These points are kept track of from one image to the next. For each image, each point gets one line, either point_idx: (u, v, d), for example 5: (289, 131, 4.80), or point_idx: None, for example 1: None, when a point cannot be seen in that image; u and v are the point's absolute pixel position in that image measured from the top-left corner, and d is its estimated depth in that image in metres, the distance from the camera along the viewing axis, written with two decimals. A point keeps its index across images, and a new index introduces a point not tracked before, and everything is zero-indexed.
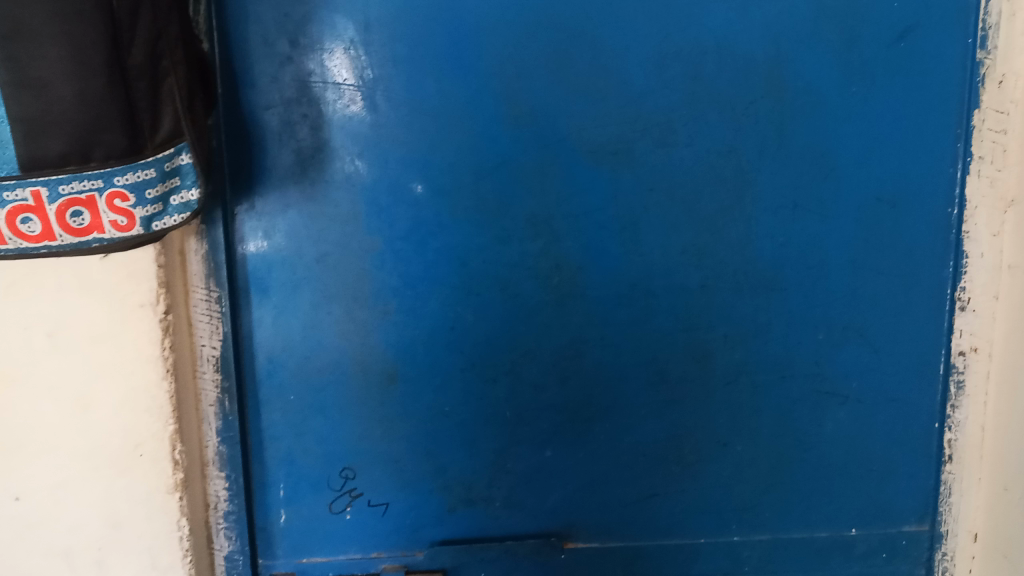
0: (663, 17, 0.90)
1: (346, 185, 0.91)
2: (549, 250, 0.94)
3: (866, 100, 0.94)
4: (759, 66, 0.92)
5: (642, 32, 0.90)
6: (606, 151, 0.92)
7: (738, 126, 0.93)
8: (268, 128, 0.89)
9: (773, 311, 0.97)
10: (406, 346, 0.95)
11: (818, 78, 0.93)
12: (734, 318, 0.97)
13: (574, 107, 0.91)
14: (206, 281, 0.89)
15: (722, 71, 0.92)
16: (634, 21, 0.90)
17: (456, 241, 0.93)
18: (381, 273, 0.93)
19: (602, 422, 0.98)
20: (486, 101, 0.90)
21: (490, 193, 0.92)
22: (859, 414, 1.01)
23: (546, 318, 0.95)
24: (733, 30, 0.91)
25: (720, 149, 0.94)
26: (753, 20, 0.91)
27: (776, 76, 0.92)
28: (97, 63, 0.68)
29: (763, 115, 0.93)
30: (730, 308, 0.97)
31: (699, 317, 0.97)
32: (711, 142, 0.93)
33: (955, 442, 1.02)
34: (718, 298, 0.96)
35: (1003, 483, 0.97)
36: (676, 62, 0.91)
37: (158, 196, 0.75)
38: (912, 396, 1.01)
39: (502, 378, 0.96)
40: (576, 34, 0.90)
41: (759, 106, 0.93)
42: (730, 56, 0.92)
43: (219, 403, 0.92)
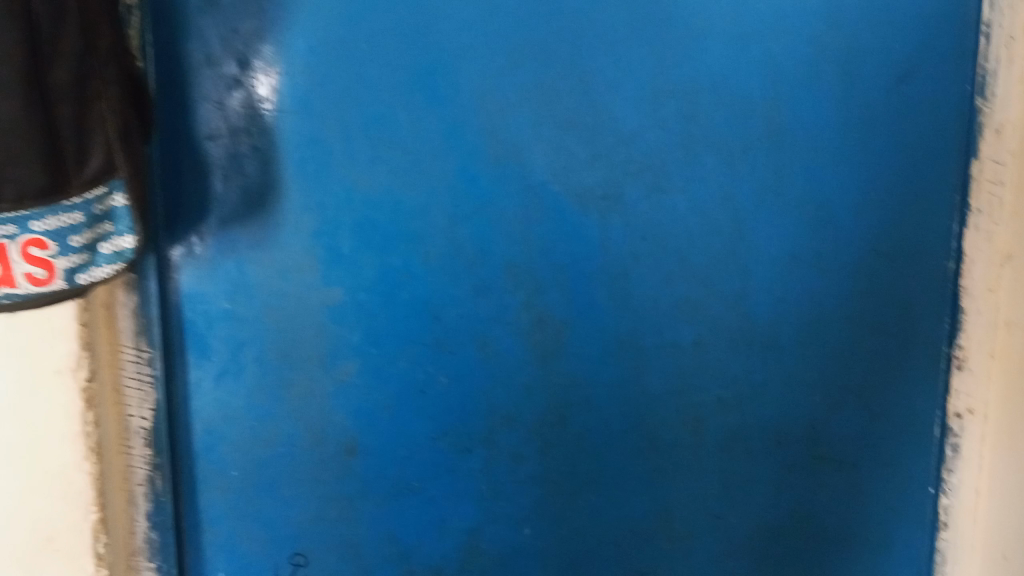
0: (659, 50, 0.82)
1: (302, 229, 0.80)
2: (531, 304, 0.84)
3: (868, 146, 0.88)
4: (758, 106, 0.85)
5: (635, 65, 0.82)
6: (596, 195, 0.83)
7: (736, 171, 0.86)
8: (211, 161, 0.78)
9: (769, 370, 0.90)
10: (369, 414, 0.83)
11: (819, 122, 0.86)
12: (729, 378, 0.89)
13: (561, 146, 0.82)
14: (135, 339, 0.77)
15: (718, 111, 0.84)
16: (625, 54, 0.81)
17: (429, 293, 0.82)
18: (342, 329, 0.81)
19: (587, 495, 0.88)
20: (466, 137, 0.80)
21: (467, 241, 0.82)
22: (855, 480, 0.94)
23: (528, 379, 0.85)
24: (730, 67, 0.83)
25: (716, 196, 0.86)
26: (751, 57, 0.83)
27: (774, 117, 0.85)
28: (15, 83, 0.56)
29: (760, 160, 0.86)
30: (724, 367, 0.89)
31: (692, 378, 0.88)
32: (706, 188, 0.86)
33: (950, 508, 0.96)
34: (711, 358, 0.88)
35: (1003, 551, 0.90)
36: (671, 100, 0.83)
37: (86, 243, 0.63)
38: (908, 460, 0.95)
39: (477, 448, 0.85)
40: (563, 66, 0.80)
41: (756, 149, 0.86)
42: (728, 95, 0.84)
43: (151, 483, 0.79)
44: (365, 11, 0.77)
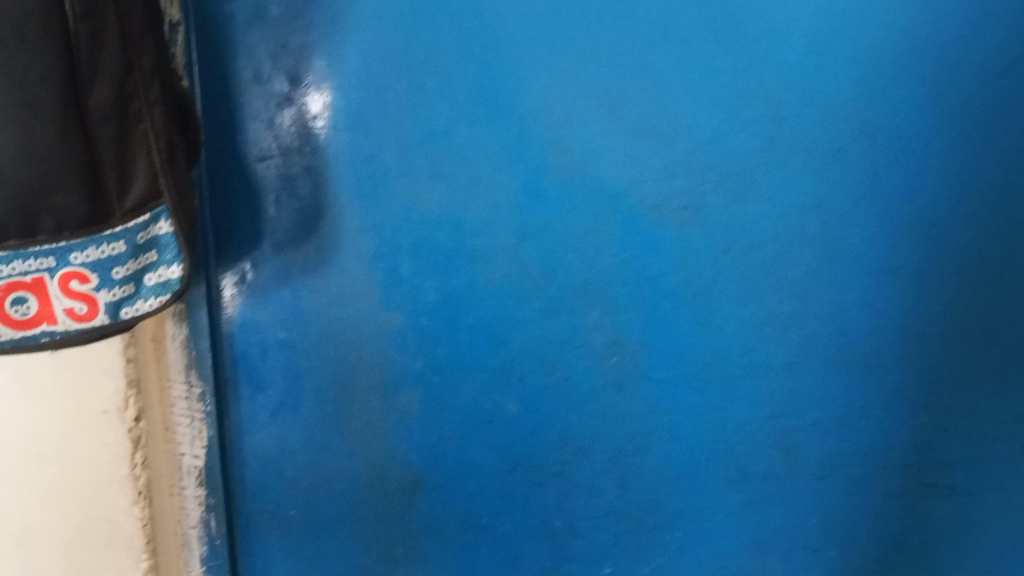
0: (750, 43, 0.69)
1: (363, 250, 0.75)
2: (603, 325, 0.76)
3: (1012, 134, 0.69)
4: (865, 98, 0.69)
5: (713, 63, 0.70)
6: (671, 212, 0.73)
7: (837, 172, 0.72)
8: (264, 184, 0.73)
9: (869, 396, 0.77)
10: (435, 448, 0.78)
11: (938, 113, 0.69)
12: (824, 401, 0.78)
13: (634, 153, 0.72)
14: (186, 373, 0.74)
15: (805, 112, 0.70)
16: (694, 53, 0.69)
17: (494, 316, 0.76)
18: (404, 357, 0.76)
19: (670, 530, 0.82)
20: (531, 147, 0.72)
21: (535, 260, 0.75)
22: (962, 507, 0.81)
23: (604, 405, 0.78)
24: (817, 65, 0.69)
25: (806, 203, 0.73)
26: (840, 51, 0.68)
27: (880, 110, 0.70)
28: (46, 104, 0.52)
29: (851, 163, 0.71)
30: (822, 396, 0.78)
31: (786, 404, 0.78)
32: (796, 195, 0.73)
33: None
34: (806, 381, 0.77)
35: None
36: (751, 104, 0.70)
37: (129, 274, 0.59)
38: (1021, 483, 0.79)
39: (550, 481, 0.79)
40: (634, 68, 0.70)
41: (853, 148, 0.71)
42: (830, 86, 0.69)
43: (204, 525, 0.78)
44: (419, 19, 0.69)
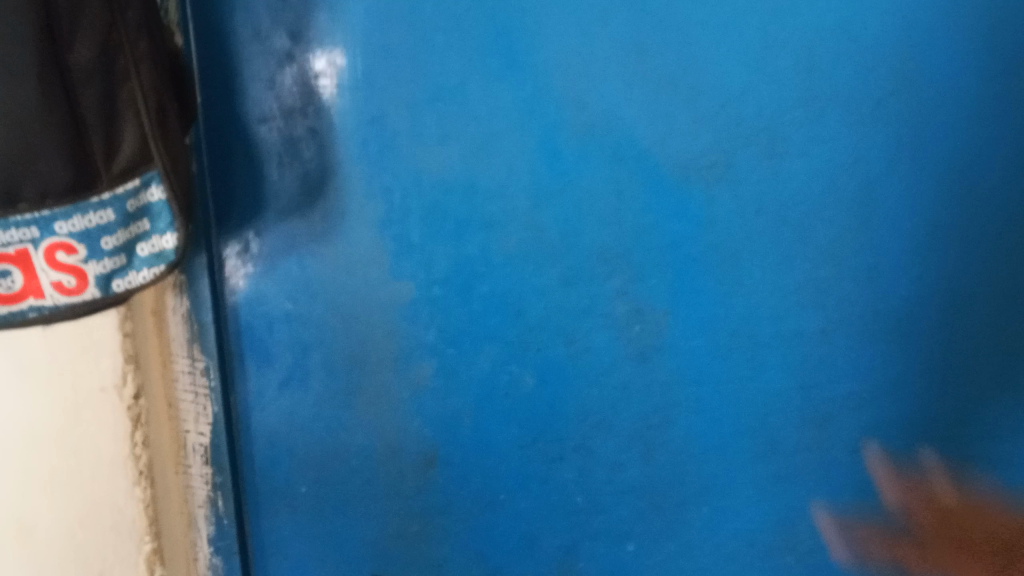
0: None
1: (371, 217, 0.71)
2: (626, 294, 0.72)
3: None
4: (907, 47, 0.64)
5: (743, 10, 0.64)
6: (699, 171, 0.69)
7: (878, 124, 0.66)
8: (265, 149, 0.70)
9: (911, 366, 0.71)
10: (449, 422, 0.74)
11: (981, 55, 0.63)
12: (860, 371, 0.72)
13: (659, 110, 0.67)
14: (189, 348, 0.72)
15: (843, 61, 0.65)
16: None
17: (509, 285, 0.72)
18: (416, 328, 0.73)
19: (698, 506, 0.77)
20: (548, 105, 0.68)
21: (552, 225, 0.71)
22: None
23: (626, 377, 0.74)
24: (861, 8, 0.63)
25: (842, 159, 0.67)
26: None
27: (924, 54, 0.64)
28: (26, 63, 0.48)
29: (892, 115, 0.65)
30: (862, 370, 0.72)
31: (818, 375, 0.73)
32: (830, 150, 0.67)
33: None
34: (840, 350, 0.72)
35: None
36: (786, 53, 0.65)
37: (120, 245, 0.55)
38: None
39: (570, 456, 0.75)
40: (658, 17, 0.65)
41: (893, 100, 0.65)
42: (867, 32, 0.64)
43: (212, 503, 0.75)
44: None
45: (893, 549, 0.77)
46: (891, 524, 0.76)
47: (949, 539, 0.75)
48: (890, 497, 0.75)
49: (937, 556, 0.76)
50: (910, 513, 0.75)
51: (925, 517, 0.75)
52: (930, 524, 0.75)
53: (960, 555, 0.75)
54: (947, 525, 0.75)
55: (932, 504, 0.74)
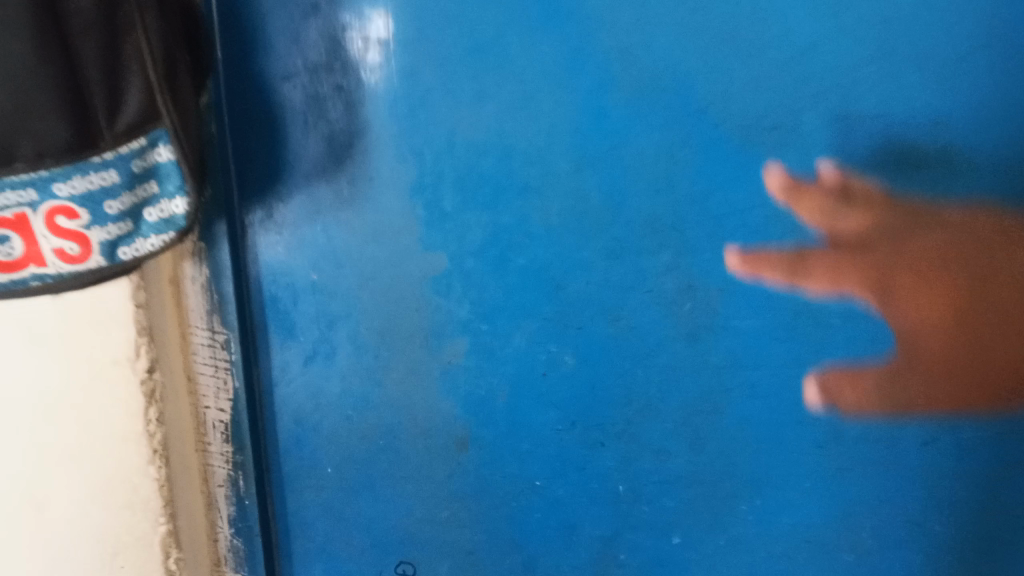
0: None
1: (404, 180, 0.66)
2: (676, 268, 0.66)
3: None
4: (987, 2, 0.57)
5: None
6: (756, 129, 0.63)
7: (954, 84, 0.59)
8: (291, 108, 0.65)
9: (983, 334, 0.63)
10: (482, 402, 0.69)
11: None
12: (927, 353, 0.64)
13: (717, 65, 0.61)
14: (209, 319, 0.67)
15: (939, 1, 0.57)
16: None
17: (549, 256, 0.67)
18: (447, 302, 0.68)
19: (752, 498, 0.71)
20: (593, 60, 0.63)
21: (595, 192, 0.65)
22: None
23: (675, 358, 0.68)
24: None
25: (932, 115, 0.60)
26: None
27: None
28: (14, 12, 0.45)
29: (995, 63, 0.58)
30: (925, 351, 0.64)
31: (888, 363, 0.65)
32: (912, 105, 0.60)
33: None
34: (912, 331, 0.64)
35: None
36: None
37: (126, 210, 0.51)
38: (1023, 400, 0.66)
39: (612, 442, 0.70)
40: None
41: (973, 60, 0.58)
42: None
43: (233, 483, 0.71)
44: None
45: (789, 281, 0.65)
46: (838, 251, 0.64)
47: (906, 239, 0.63)
48: (841, 227, 0.64)
49: (889, 246, 0.63)
50: (864, 223, 0.63)
51: (871, 226, 0.63)
52: (875, 219, 0.63)
53: (932, 240, 0.62)
54: (897, 220, 0.63)
55: (887, 214, 0.63)
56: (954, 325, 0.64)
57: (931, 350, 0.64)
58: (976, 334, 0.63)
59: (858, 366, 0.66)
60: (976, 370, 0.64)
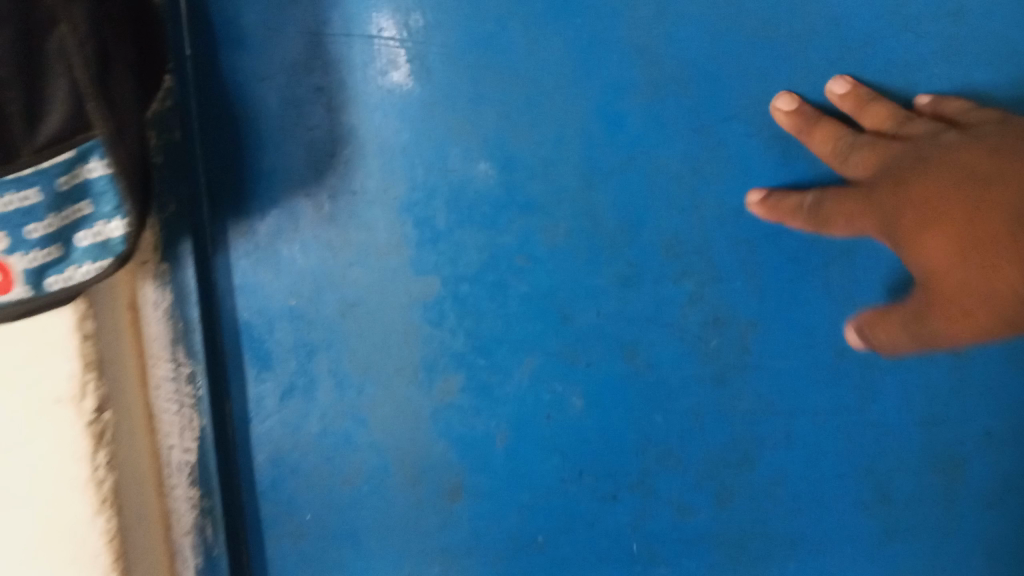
0: None
1: (397, 197, 0.58)
2: (700, 298, 0.58)
3: None
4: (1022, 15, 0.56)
5: None
6: (784, 105, 0.55)
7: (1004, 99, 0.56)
8: (270, 115, 0.58)
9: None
10: (479, 445, 0.61)
11: None
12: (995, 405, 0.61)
13: (751, 67, 0.56)
14: (172, 349, 0.59)
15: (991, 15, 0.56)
16: None
17: (554, 283, 0.59)
18: (441, 333, 0.60)
19: (787, 559, 0.63)
20: (609, 59, 0.56)
21: (609, 211, 0.57)
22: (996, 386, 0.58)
23: (699, 400, 0.60)
24: None
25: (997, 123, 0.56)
26: None
27: None
28: None
29: None
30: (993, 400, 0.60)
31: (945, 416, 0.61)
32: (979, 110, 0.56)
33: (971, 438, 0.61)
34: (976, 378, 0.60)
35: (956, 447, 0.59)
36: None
37: (51, 233, 0.44)
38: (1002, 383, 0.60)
39: (625, 494, 0.62)
40: None
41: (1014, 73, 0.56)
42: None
43: (199, 531, 0.61)
44: None
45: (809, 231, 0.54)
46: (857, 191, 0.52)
47: (934, 148, 0.48)
48: (852, 163, 0.52)
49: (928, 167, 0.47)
50: (877, 153, 0.51)
51: (886, 155, 0.50)
52: (894, 152, 0.50)
53: (965, 142, 0.47)
54: (923, 139, 0.50)
55: (902, 135, 0.51)
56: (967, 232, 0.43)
57: (948, 276, 0.45)
58: (986, 244, 0.41)
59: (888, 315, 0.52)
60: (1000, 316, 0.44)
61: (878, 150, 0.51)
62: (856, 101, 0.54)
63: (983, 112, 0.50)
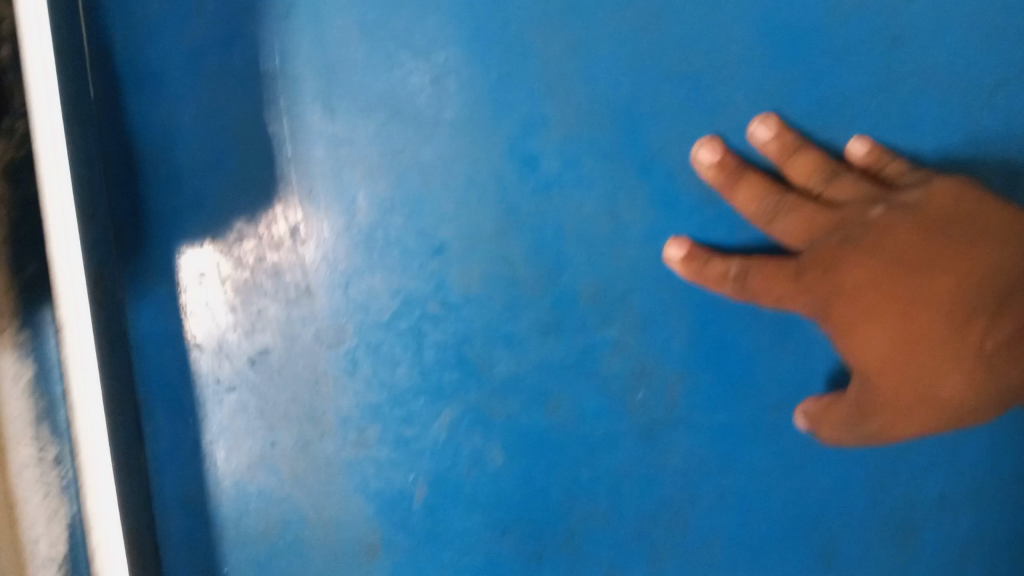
0: None
1: (312, 238, 0.53)
2: (625, 347, 0.55)
3: None
4: (957, 52, 0.52)
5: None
6: (705, 157, 0.52)
7: (940, 139, 0.52)
8: (178, 151, 0.53)
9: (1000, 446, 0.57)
10: (396, 501, 0.57)
11: None
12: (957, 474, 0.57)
13: (668, 107, 0.52)
14: (35, 430, 0.53)
15: (930, 51, 0.52)
16: None
17: (470, 332, 0.55)
18: (353, 384, 0.56)
19: None
20: (520, 97, 0.52)
21: (524, 256, 0.54)
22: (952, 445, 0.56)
23: (627, 457, 0.57)
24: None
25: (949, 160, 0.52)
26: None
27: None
28: None
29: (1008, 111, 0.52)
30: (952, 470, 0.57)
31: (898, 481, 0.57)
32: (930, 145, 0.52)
33: (928, 501, 0.57)
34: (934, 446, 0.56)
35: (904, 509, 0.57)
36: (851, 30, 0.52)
37: None
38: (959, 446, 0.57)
39: (552, 553, 0.58)
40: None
41: (952, 109, 0.52)
42: (912, 15, 0.51)
43: None
44: None
45: (737, 299, 0.53)
46: (783, 259, 0.52)
47: (868, 231, 0.49)
48: (778, 230, 0.52)
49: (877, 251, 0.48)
50: (804, 223, 0.51)
51: (817, 227, 0.51)
52: (825, 222, 0.50)
53: (897, 228, 0.48)
54: (850, 211, 0.50)
55: (826, 198, 0.51)
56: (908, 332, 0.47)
57: (891, 376, 0.49)
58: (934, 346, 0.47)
59: (832, 403, 0.53)
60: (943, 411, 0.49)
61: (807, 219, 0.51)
62: (781, 147, 0.52)
63: (912, 175, 0.50)
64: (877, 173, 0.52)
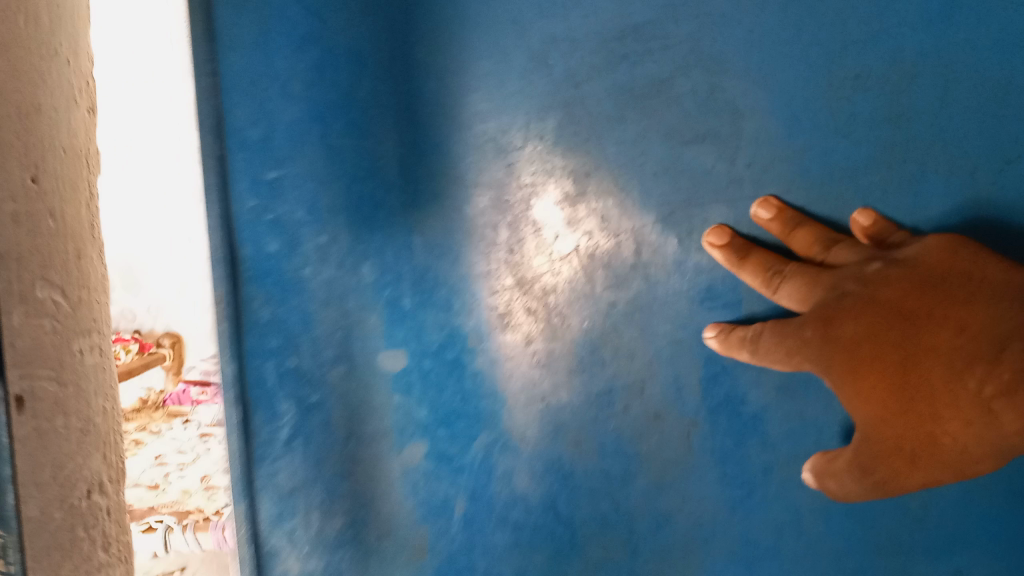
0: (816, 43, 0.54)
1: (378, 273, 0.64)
2: (639, 393, 0.61)
3: None
4: (949, 132, 0.53)
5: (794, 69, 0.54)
6: (713, 239, 0.56)
7: (933, 213, 0.54)
8: (278, 202, 0.64)
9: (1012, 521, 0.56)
10: (441, 509, 0.67)
11: None
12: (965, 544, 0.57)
13: (676, 178, 0.57)
14: None
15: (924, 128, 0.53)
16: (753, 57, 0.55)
17: (505, 368, 0.63)
18: (410, 403, 0.65)
19: None
20: (546, 167, 0.59)
21: (548, 305, 0.61)
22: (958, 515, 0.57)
23: (641, 495, 0.62)
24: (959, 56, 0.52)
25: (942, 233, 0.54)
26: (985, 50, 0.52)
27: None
28: None
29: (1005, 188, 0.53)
30: (962, 539, 0.57)
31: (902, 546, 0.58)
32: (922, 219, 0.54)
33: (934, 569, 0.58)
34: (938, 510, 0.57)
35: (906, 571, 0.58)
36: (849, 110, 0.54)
37: None
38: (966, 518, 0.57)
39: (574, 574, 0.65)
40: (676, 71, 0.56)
41: (958, 184, 0.53)
42: (913, 93, 0.53)
43: None
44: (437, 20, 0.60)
45: (755, 363, 0.56)
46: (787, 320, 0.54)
47: (865, 286, 0.50)
48: (784, 295, 0.54)
49: (868, 306, 0.49)
50: (806, 284, 0.53)
51: (816, 288, 0.52)
52: (823, 283, 0.52)
53: (893, 281, 0.49)
54: (848, 270, 0.52)
55: (829, 263, 0.54)
56: (903, 379, 0.48)
57: (892, 427, 0.49)
58: (935, 397, 0.47)
59: (834, 458, 0.54)
60: (948, 463, 0.49)
61: (807, 280, 0.53)
62: (783, 224, 0.55)
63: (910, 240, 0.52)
64: (881, 239, 0.53)
